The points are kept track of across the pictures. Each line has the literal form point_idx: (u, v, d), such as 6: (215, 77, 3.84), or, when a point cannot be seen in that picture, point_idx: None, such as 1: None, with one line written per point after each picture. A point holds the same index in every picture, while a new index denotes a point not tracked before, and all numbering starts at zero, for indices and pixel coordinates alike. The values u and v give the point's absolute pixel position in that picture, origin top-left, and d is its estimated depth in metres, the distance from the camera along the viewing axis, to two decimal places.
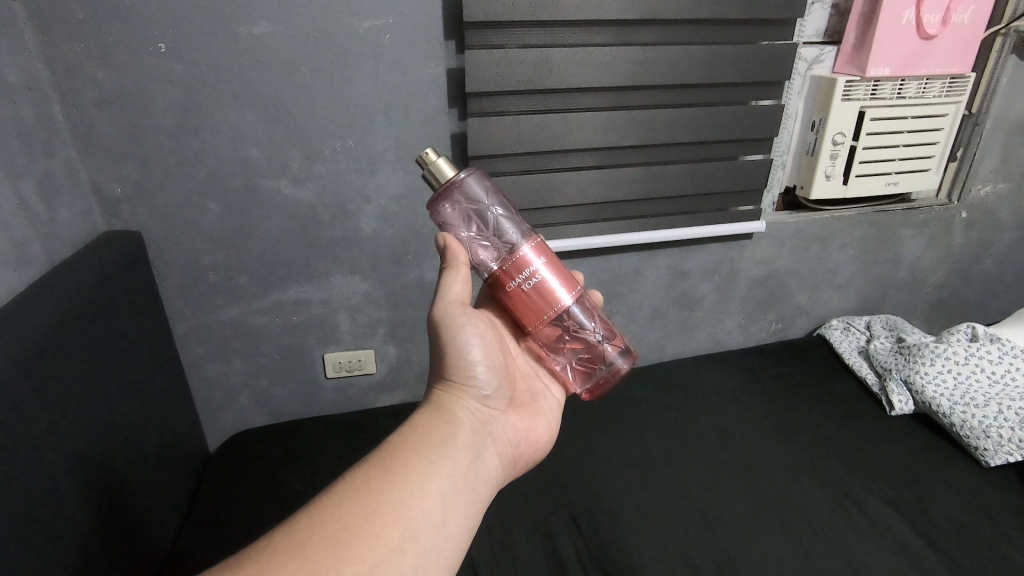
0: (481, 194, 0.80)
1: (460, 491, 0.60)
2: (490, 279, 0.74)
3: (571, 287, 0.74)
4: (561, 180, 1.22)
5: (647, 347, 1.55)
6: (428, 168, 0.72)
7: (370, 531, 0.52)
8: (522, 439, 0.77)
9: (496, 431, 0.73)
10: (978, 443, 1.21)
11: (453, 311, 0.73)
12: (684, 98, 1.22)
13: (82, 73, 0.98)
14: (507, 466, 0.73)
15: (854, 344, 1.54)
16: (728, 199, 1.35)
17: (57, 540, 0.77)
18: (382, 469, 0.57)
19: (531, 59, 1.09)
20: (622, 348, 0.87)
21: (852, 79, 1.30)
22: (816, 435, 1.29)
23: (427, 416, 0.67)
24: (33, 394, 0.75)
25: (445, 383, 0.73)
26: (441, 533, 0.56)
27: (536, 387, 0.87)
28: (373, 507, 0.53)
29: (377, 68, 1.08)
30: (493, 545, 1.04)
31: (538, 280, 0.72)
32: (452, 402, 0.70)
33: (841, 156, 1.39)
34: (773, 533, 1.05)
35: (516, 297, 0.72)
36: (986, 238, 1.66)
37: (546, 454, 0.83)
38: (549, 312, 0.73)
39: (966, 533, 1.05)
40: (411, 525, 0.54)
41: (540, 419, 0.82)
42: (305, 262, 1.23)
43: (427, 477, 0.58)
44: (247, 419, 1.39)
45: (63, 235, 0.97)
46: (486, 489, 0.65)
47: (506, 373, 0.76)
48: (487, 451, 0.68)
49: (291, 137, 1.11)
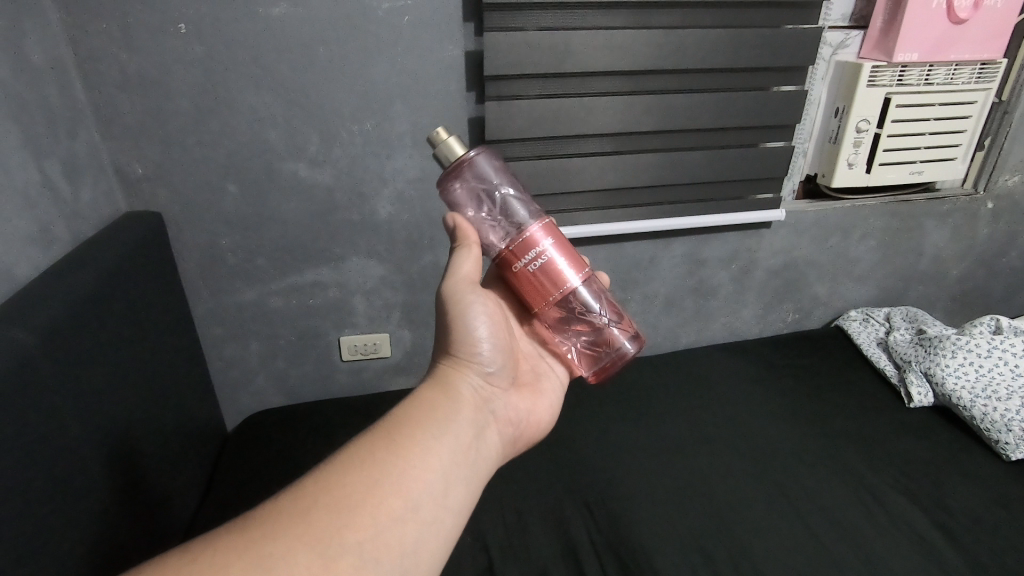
0: (490, 172, 0.77)
1: (460, 466, 0.60)
2: (499, 257, 0.74)
3: (579, 269, 0.74)
4: (578, 166, 1.21)
5: (662, 336, 1.54)
6: (438, 147, 0.71)
7: (371, 501, 0.52)
8: (523, 417, 0.77)
9: (498, 408, 0.73)
10: (999, 437, 1.19)
11: (462, 288, 0.73)
12: (705, 83, 1.20)
13: (104, 53, 0.99)
14: (507, 445, 0.73)
15: (873, 336, 1.52)
16: (748, 187, 1.33)
17: (80, 514, 0.80)
18: (384, 441, 0.57)
19: (551, 43, 1.08)
20: (630, 332, 0.87)
21: (878, 64, 1.27)
22: (832, 426, 1.28)
23: (430, 390, 0.67)
24: (59, 373, 0.77)
25: (450, 357, 0.73)
26: (442, 507, 0.56)
27: (539, 367, 0.87)
28: (374, 477, 0.54)
29: (396, 51, 1.08)
30: (505, 527, 1.05)
31: (546, 260, 0.71)
32: (456, 377, 0.70)
33: (865, 143, 1.36)
34: (786, 522, 1.05)
35: (523, 277, 0.72)
36: (1012, 230, 1.62)
37: (547, 435, 0.83)
38: (556, 293, 0.72)
39: (983, 526, 1.04)
40: (411, 497, 0.54)
41: (542, 399, 0.82)
42: (322, 245, 1.24)
43: (428, 452, 0.58)
44: (263, 399, 1.41)
45: (85, 215, 0.98)
46: (487, 465, 0.65)
47: (511, 353, 0.76)
48: (489, 428, 0.68)
49: (309, 119, 1.11)
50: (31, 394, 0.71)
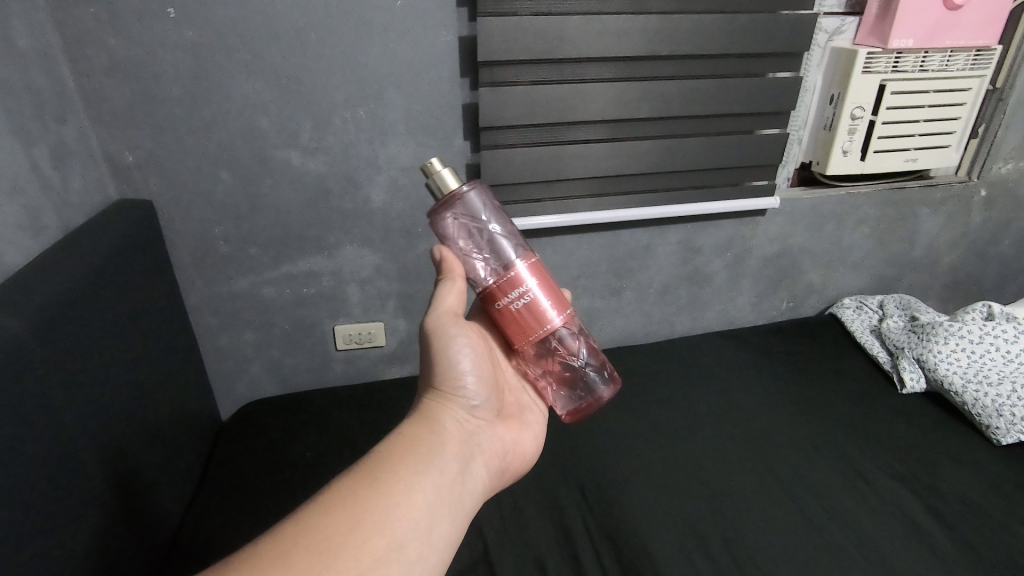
0: (481, 209, 0.75)
1: (444, 501, 0.60)
2: (481, 293, 0.74)
3: (562, 308, 0.74)
4: (573, 153, 1.21)
5: (657, 324, 1.54)
6: (432, 178, 0.70)
7: (355, 540, 0.52)
8: (508, 450, 0.78)
9: (483, 442, 0.73)
10: (990, 422, 1.20)
11: (445, 321, 0.74)
12: (701, 69, 1.20)
13: (92, 38, 0.97)
14: (492, 478, 0.74)
15: (866, 323, 1.53)
16: (742, 174, 1.33)
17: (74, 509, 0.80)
18: (369, 477, 0.58)
19: (545, 29, 1.07)
20: (606, 375, 0.88)
21: (873, 51, 1.26)
22: (825, 412, 1.29)
23: (415, 425, 0.68)
24: (52, 368, 0.77)
25: (434, 392, 0.73)
26: (425, 546, 0.56)
27: (522, 400, 0.87)
28: (358, 516, 0.54)
29: (389, 37, 1.07)
30: (500, 514, 1.05)
31: (530, 299, 0.71)
32: (440, 411, 0.71)
33: (860, 131, 1.36)
34: (779, 506, 1.06)
35: (506, 314, 0.72)
36: (1004, 218, 1.63)
37: (530, 467, 0.83)
38: (537, 332, 0.72)
39: (973, 509, 1.05)
40: (395, 537, 0.54)
41: (526, 432, 0.83)
42: (315, 234, 1.23)
43: (413, 488, 0.58)
44: (258, 389, 1.41)
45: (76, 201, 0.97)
46: (472, 499, 0.66)
47: (494, 386, 0.77)
48: (474, 463, 0.69)
49: (302, 106, 1.10)
50: (23, 380, 0.71)
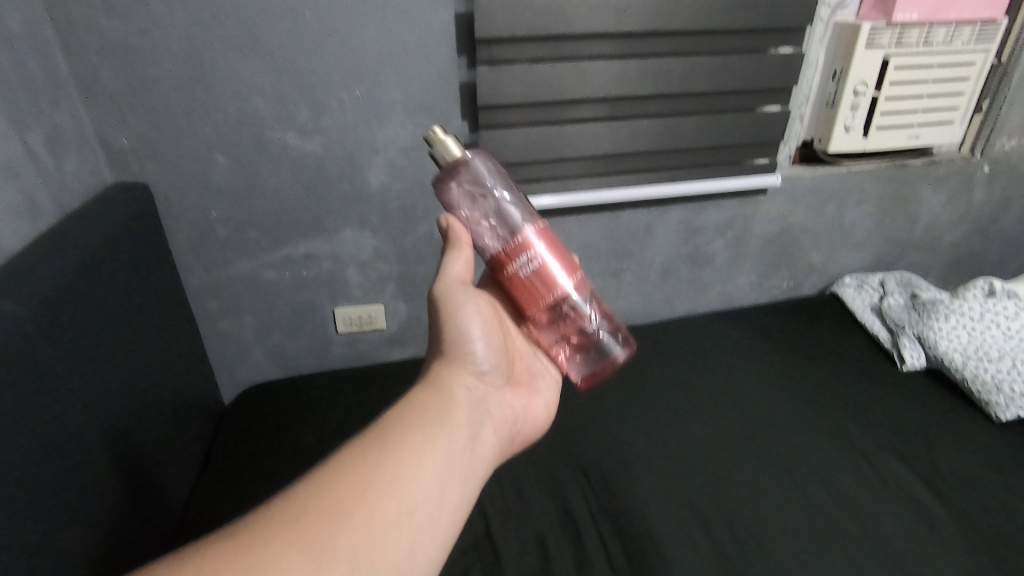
0: (486, 177, 0.74)
1: (454, 467, 0.61)
2: (491, 260, 0.74)
3: (571, 271, 0.73)
4: (573, 133, 1.20)
5: (657, 304, 1.54)
6: (434, 145, 0.71)
7: (364, 508, 0.52)
8: (518, 416, 0.79)
9: (493, 409, 0.74)
10: (990, 398, 1.21)
11: (454, 288, 0.73)
12: (701, 46, 1.18)
13: (82, 19, 0.96)
14: (502, 445, 0.74)
15: (867, 301, 1.52)
16: (744, 152, 1.32)
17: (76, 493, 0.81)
18: (378, 443, 0.58)
19: (544, 7, 1.05)
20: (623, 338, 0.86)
21: (878, 24, 1.24)
22: (825, 391, 1.29)
23: (424, 391, 0.68)
24: (51, 353, 0.76)
25: (444, 359, 0.73)
26: (436, 510, 0.57)
27: (535, 365, 0.87)
28: (368, 481, 0.54)
29: (385, 16, 1.05)
30: (503, 494, 1.06)
31: (540, 262, 0.71)
32: (451, 377, 0.71)
33: (862, 107, 1.34)
34: (780, 485, 1.06)
35: (515, 281, 0.72)
36: (1007, 195, 1.61)
37: (541, 435, 0.84)
38: (548, 296, 0.72)
39: (973, 486, 1.06)
40: (406, 501, 0.55)
41: (536, 399, 0.83)
42: (314, 217, 1.22)
43: (423, 453, 0.59)
44: (260, 373, 1.41)
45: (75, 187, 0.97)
46: (482, 469, 0.66)
47: (505, 352, 0.77)
48: (482, 431, 0.69)
49: (298, 87, 1.09)
50: (24, 366, 0.71)
